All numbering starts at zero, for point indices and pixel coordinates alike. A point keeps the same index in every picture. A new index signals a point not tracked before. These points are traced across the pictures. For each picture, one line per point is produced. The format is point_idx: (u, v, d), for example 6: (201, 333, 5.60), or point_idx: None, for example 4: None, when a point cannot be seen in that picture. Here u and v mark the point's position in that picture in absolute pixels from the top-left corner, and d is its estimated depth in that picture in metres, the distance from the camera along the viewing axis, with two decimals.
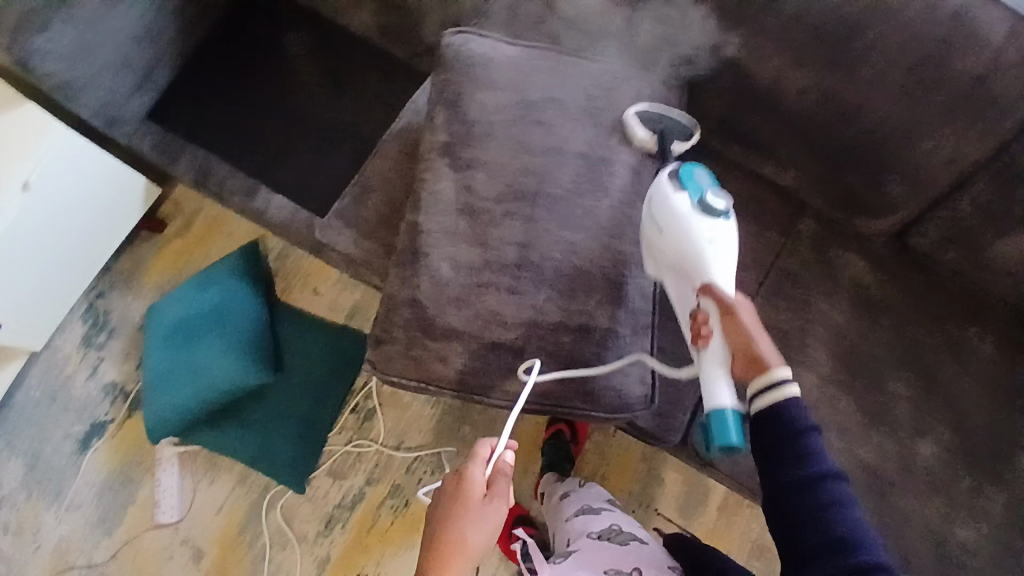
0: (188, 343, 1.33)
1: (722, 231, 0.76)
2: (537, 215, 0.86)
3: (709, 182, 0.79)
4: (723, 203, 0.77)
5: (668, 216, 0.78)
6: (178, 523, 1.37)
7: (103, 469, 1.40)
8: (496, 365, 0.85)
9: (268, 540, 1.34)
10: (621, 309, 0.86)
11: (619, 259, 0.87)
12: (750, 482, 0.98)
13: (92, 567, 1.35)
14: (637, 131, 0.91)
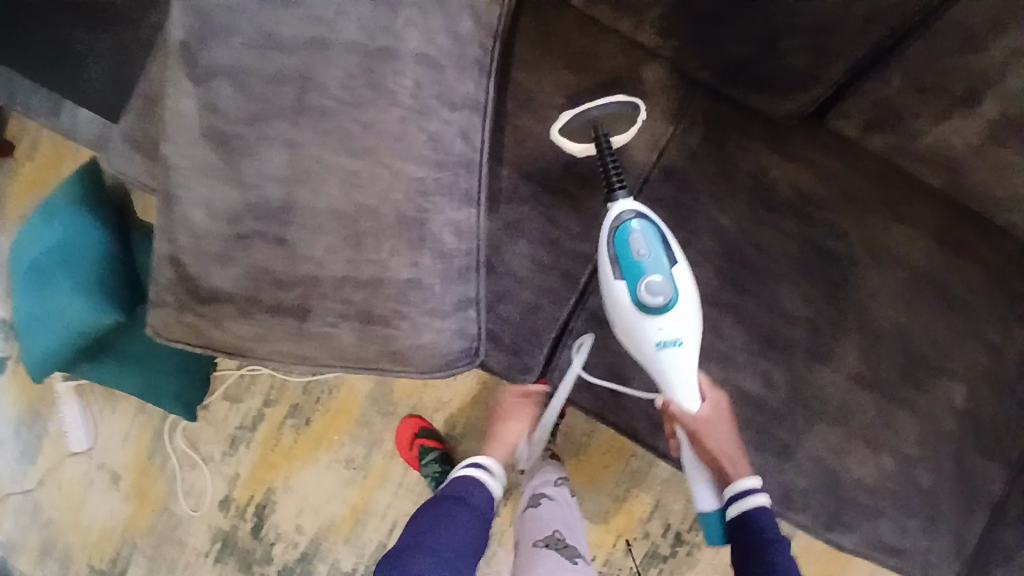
0: (41, 283, 1.20)
1: (670, 321, 0.75)
2: (302, 140, 0.68)
3: (644, 251, 0.75)
4: (659, 275, 0.74)
5: (617, 319, 0.77)
6: (92, 451, 1.37)
7: (14, 406, 1.39)
8: (279, 330, 0.72)
9: (176, 462, 1.34)
10: (421, 253, 0.72)
11: (414, 190, 0.71)
12: (614, 411, 0.89)
13: (27, 495, 1.40)
14: (570, 144, 0.83)
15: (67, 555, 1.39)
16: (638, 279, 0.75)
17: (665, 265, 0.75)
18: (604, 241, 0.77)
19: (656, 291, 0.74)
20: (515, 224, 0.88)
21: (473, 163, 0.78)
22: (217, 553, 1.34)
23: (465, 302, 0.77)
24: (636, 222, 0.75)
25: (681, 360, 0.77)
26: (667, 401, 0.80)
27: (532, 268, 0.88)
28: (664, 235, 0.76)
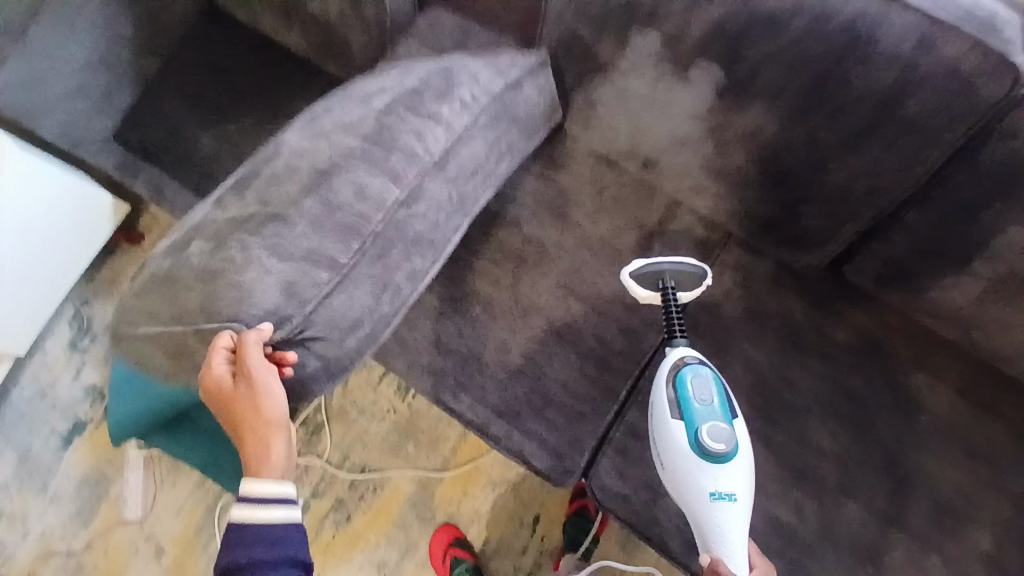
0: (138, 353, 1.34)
1: (724, 471, 0.81)
2: (312, 163, 0.87)
3: (705, 398, 0.84)
4: (724, 426, 0.82)
5: (671, 458, 0.83)
6: (144, 519, 1.45)
7: (80, 466, 1.52)
8: (182, 282, 0.85)
9: (221, 542, 1.41)
10: (310, 199, 0.85)
11: (347, 156, 0.87)
12: (647, 525, 0.93)
13: (71, 556, 1.47)
14: (638, 291, 0.93)
15: None
16: (700, 427, 0.82)
17: (725, 418, 0.83)
18: (666, 386, 0.86)
19: (717, 441, 0.81)
20: (570, 338, 1.00)
21: (419, 159, 0.89)
22: None
23: (330, 265, 0.84)
24: (697, 370, 0.86)
25: (733, 517, 0.81)
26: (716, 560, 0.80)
27: (579, 378, 0.98)
28: (725, 391, 0.86)
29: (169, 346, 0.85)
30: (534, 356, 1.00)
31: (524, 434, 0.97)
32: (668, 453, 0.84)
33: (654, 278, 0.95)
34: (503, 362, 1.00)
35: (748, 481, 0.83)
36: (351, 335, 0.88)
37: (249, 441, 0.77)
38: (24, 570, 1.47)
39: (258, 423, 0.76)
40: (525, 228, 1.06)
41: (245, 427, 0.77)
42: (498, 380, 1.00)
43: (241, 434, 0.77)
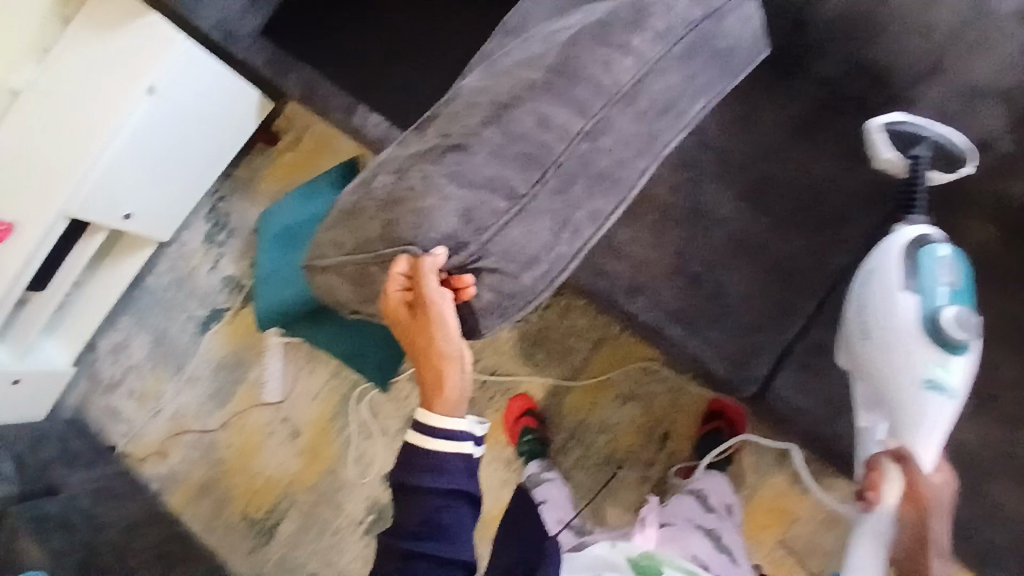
0: (295, 244, 1.47)
1: (946, 363, 0.79)
2: (493, 97, 0.81)
3: (947, 278, 0.81)
4: (965, 315, 0.78)
5: (888, 333, 0.81)
6: (279, 404, 1.54)
7: (220, 350, 1.59)
8: (365, 213, 0.83)
9: (354, 430, 1.49)
10: (490, 125, 0.78)
11: (523, 87, 0.79)
12: (825, 433, 0.95)
13: (205, 433, 1.58)
14: (884, 151, 0.88)
15: (226, 496, 1.55)
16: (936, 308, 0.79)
17: (965, 310, 0.79)
18: (904, 256, 0.83)
19: (956, 328, 0.78)
20: (760, 252, 0.95)
21: (603, 90, 0.79)
22: (369, 524, 1.47)
23: (509, 194, 0.76)
24: (944, 250, 0.82)
25: (941, 408, 0.79)
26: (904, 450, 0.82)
27: (770, 292, 0.95)
28: (966, 277, 0.82)
29: (351, 271, 0.85)
30: (720, 267, 0.96)
31: (705, 344, 0.95)
32: (892, 323, 0.81)
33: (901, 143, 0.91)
34: (685, 271, 0.97)
35: (965, 382, 0.81)
36: (526, 270, 0.79)
37: (429, 374, 0.80)
38: (157, 444, 1.60)
39: (432, 355, 0.79)
40: (715, 131, 0.99)
41: (431, 361, 0.80)
42: (677, 288, 0.97)
43: (417, 360, 0.81)
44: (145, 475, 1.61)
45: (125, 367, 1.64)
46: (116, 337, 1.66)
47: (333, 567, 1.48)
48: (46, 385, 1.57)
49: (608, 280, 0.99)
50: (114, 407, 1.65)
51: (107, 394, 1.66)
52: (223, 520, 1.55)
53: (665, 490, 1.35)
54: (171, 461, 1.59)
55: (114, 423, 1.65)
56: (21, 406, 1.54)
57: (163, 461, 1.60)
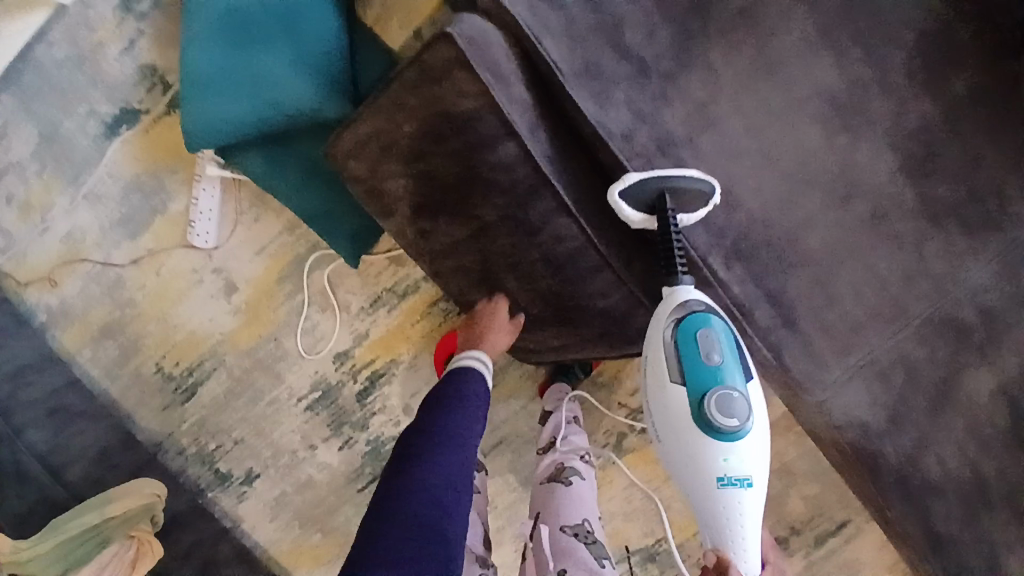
0: (244, 37, 1.05)
1: (734, 448, 0.78)
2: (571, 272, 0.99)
3: (715, 350, 0.78)
4: (725, 393, 0.77)
5: (669, 430, 0.81)
6: (211, 251, 1.25)
7: (132, 165, 1.25)
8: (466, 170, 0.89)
9: (308, 297, 1.26)
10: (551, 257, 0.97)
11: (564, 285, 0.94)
12: (875, 449, 0.86)
13: (109, 266, 1.27)
14: (628, 212, 0.78)
15: (134, 344, 1.28)
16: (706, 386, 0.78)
17: (740, 393, 0.77)
18: (669, 337, 0.79)
19: (721, 408, 0.77)
20: (888, 239, 0.83)
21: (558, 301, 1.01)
22: (312, 402, 1.30)
23: None
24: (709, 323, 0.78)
25: (741, 494, 0.79)
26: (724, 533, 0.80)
27: (876, 286, 0.83)
28: (736, 342, 0.80)
29: (421, 149, 0.89)
30: (839, 247, 0.82)
31: (792, 333, 0.83)
32: (675, 423, 0.80)
33: (647, 194, 0.78)
34: (799, 244, 0.82)
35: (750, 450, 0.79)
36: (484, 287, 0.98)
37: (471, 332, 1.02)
38: (44, 270, 1.27)
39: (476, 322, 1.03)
40: (889, 78, 0.82)
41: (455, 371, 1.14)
42: (784, 262, 0.82)
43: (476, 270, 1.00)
44: (29, 303, 1.28)
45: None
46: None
47: (264, 438, 1.31)
48: None
49: (710, 234, 0.80)
50: None
51: None
52: (130, 369, 1.29)
53: (641, 421, 1.29)
54: (63, 292, 1.28)
55: None
56: None
57: (52, 291, 1.27)
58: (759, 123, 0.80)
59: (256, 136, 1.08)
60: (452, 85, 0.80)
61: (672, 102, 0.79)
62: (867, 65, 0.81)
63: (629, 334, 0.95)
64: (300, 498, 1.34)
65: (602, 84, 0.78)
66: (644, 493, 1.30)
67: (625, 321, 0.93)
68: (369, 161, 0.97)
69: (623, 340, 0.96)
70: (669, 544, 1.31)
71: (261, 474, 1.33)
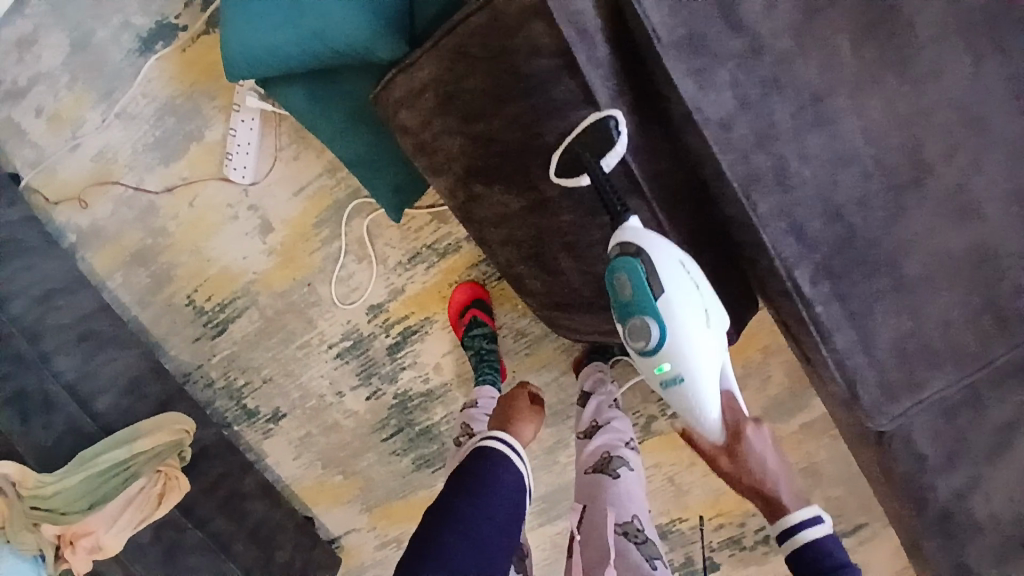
0: None
1: (671, 367, 0.76)
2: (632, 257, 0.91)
3: (630, 285, 0.73)
4: (645, 329, 0.73)
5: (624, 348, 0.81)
6: (248, 187, 1.18)
7: (165, 84, 1.16)
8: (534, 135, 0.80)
9: (345, 246, 1.20)
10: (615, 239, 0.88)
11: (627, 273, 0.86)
12: (928, 484, 0.82)
13: (141, 191, 1.21)
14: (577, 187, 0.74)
15: (166, 273, 1.25)
16: (636, 318, 0.74)
17: (657, 323, 0.73)
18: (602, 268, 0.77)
19: (640, 338, 0.75)
20: (993, 269, 0.75)
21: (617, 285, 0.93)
22: (342, 350, 1.28)
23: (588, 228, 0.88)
24: (624, 264, 0.73)
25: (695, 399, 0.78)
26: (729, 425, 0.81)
27: (967, 318, 0.76)
28: (651, 270, 0.72)
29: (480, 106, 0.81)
30: (939, 275, 0.74)
31: (868, 360, 0.76)
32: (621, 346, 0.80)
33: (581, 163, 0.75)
34: (897, 267, 0.73)
35: (695, 359, 0.75)
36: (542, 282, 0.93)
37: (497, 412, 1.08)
38: (76, 189, 1.23)
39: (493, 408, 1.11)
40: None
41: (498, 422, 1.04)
42: (876, 285, 0.73)
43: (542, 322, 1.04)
44: (58, 222, 1.25)
45: (33, 73, 1.20)
46: (20, 28, 1.19)
47: (293, 379, 1.31)
48: None
49: (802, 246, 0.72)
50: (17, 122, 1.22)
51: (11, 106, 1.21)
52: (162, 298, 1.27)
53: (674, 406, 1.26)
54: (94, 214, 1.24)
55: (18, 145, 1.22)
56: None
57: (82, 212, 1.24)
58: (880, 126, 0.70)
59: (298, 67, 0.98)
60: (528, 41, 0.71)
61: (785, 90, 0.68)
62: (1006, 70, 0.71)
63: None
64: (325, 441, 1.35)
65: (704, 60, 0.67)
66: (665, 474, 1.30)
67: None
68: (420, 114, 0.88)
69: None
70: (684, 526, 1.31)
71: (288, 414, 1.34)
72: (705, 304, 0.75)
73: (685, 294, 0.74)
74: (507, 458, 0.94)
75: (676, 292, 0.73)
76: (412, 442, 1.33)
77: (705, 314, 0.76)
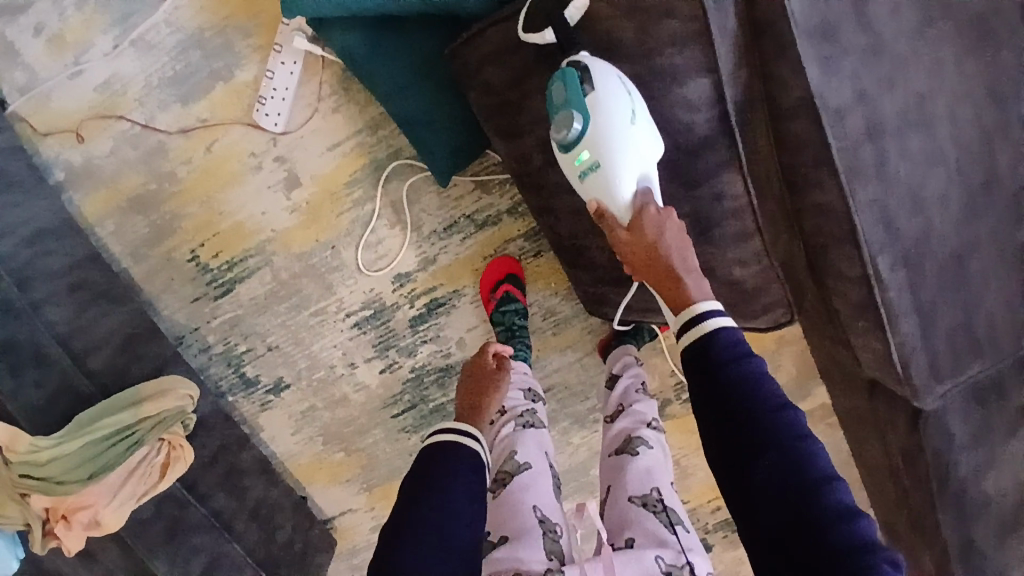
0: None
1: (579, 153, 0.76)
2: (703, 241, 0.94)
3: (562, 87, 0.76)
4: (571, 121, 0.75)
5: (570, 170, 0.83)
6: (278, 136, 1.10)
7: (197, 15, 1.06)
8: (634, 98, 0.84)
9: (378, 209, 1.15)
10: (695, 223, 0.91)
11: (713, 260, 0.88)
12: (954, 462, 0.91)
13: (149, 130, 1.08)
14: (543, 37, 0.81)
15: (169, 224, 1.13)
16: (569, 113, 0.75)
17: (575, 111, 0.75)
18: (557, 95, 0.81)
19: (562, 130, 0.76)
20: None
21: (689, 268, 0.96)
22: (362, 319, 1.21)
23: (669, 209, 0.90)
24: (563, 73, 0.76)
25: (602, 186, 0.76)
26: (641, 210, 0.75)
27: (1009, 314, 0.84)
28: (585, 74, 0.75)
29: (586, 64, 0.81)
30: (993, 272, 0.82)
31: (926, 346, 0.83)
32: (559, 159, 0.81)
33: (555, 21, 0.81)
34: (961, 261, 0.81)
35: (610, 144, 0.74)
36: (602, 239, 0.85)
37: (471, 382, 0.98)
38: (71, 120, 1.07)
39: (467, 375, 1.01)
40: None
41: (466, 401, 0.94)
42: (942, 276, 0.80)
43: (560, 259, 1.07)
44: (46, 155, 1.09)
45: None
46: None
47: (301, 348, 1.22)
48: None
49: (887, 234, 0.77)
50: (6, 38, 1.06)
51: None
52: (161, 251, 1.15)
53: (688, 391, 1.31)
54: (90, 151, 1.09)
55: (4, 63, 1.06)
56: None
57: (77, 147, 1.09)
58: (960, 131, 0.78)
59: (372, 10, 0.91)
60: (661, 3, 0.75)
61: (895, 88, 0.74)
62: None
63: (749, 309, 0.94)
64: (329, 415, 1.27)
65: (832, 50, 0.72)
66: (671, 457, 1.34)
67: (754, 295, 0.92)
68: (511, 71, 0.88)
69: (740, 314, 0.94)
70: (686, 509, 1.36)
71: (292, 385, 1.24)
72: (626, 92, 0.75)
73: (613, 93, 0.75)
74: (459, 444, 0.80)
75: (604, 90, 0.74)
76: (424, 422, 1.28)
77: (632, 114, 0.75)
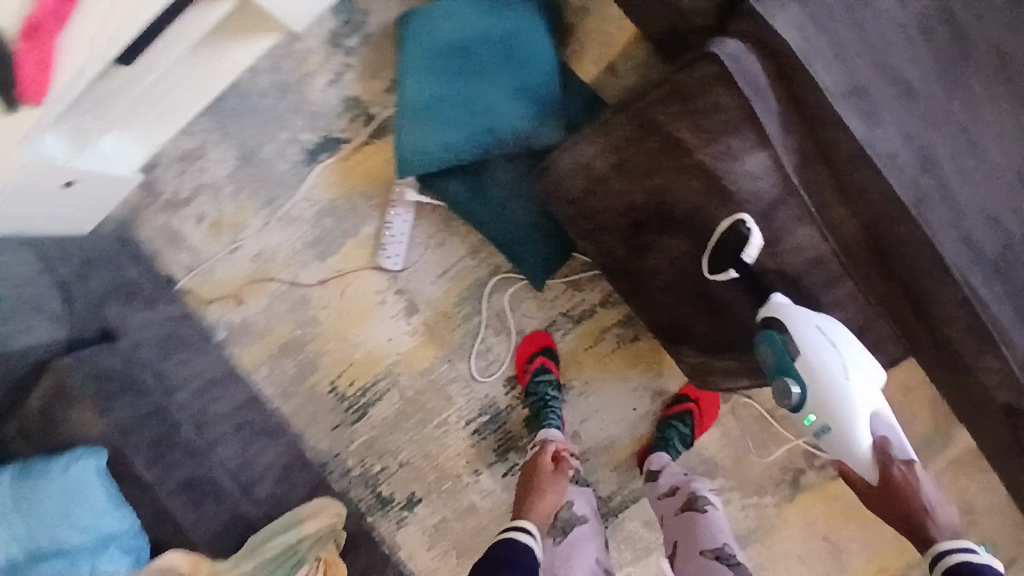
0: (468, 74, 1.16)
1: (818, 404, 0.92)
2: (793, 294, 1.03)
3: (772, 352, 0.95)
4: (791, 387, 0.93)
5: None
6: (398, 274, 1.31)
7: (329, 189, 1.32)
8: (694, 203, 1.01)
9: (486, 320, 1.30)
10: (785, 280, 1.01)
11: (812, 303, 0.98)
12: None
13: (294, 287, 1.31)
14: None
15: (313, 362, 1.32)
16: (784, 378, 0.94)
17: (793, 381, 0.94)
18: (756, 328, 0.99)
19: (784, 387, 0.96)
20: None
21: None
22: (481, 425, 1.31)
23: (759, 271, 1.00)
24: (769, 336, 0.95)
25: (833, 437, 0.93)
26: (878, 457, 0.92)
27: None
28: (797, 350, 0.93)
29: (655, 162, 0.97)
30: None
31: None
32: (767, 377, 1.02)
33: None
34: None
35: (838, 409, 0.91)
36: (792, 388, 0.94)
37: (527, 481, 1.13)
38: (232, 287, 1.31)
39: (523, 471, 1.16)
40: None
41: (523, 500, 1.10)
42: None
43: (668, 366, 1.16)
44: (211, 318, 1.32)
45: (195, 184, 1.32)
46: (186, 144, 1.32)
47: (432, 461, 1.32)
48: (104, 192, 1.18)
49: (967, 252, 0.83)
50: (174, 228, 1.32)
51: (166, 212, 1.32)
52: (307, 387, 1.32)
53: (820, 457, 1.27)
54: (247, 310, 1.32)
55: (172, 249, 1.32)
56: (74, 211, 1.16)
57: (236, 308, 1.32)
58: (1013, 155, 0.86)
59: (468, 160, 1.15)
60: (711, 101, 0.89)
61: (934, 125, 0.85)
62: None
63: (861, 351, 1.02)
64: (461, 525, 1.32)
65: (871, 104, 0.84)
66: (820, 534, 1.27)
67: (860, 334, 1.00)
68: (588, 183, 1.06)
69: None
70: None
71: (424, 499, 1.32)
72: (807, 345, 0.92)
73: (825, 358, 0.92)
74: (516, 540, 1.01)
75: (807, 357, 0.92)
76: None
77: (844, 369, 0.91)
